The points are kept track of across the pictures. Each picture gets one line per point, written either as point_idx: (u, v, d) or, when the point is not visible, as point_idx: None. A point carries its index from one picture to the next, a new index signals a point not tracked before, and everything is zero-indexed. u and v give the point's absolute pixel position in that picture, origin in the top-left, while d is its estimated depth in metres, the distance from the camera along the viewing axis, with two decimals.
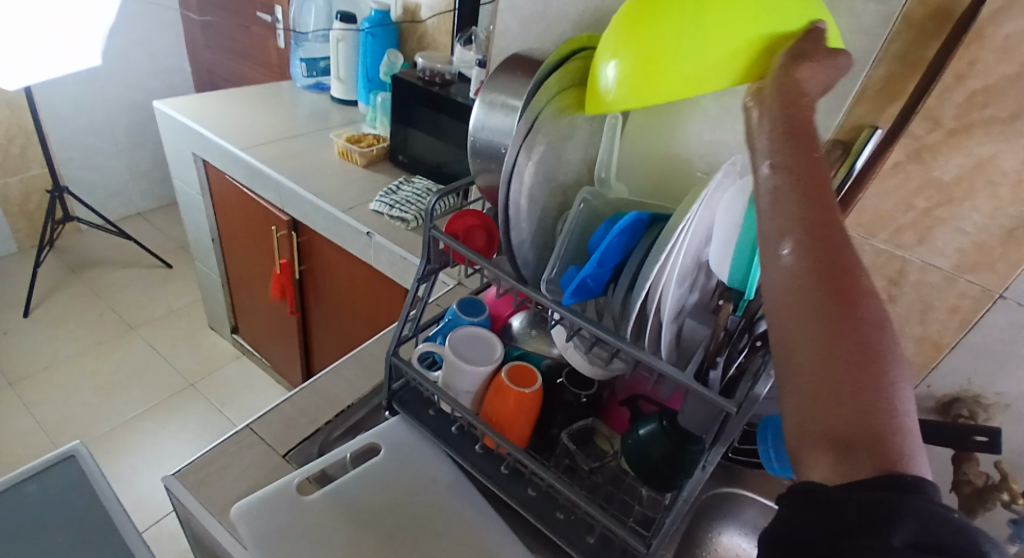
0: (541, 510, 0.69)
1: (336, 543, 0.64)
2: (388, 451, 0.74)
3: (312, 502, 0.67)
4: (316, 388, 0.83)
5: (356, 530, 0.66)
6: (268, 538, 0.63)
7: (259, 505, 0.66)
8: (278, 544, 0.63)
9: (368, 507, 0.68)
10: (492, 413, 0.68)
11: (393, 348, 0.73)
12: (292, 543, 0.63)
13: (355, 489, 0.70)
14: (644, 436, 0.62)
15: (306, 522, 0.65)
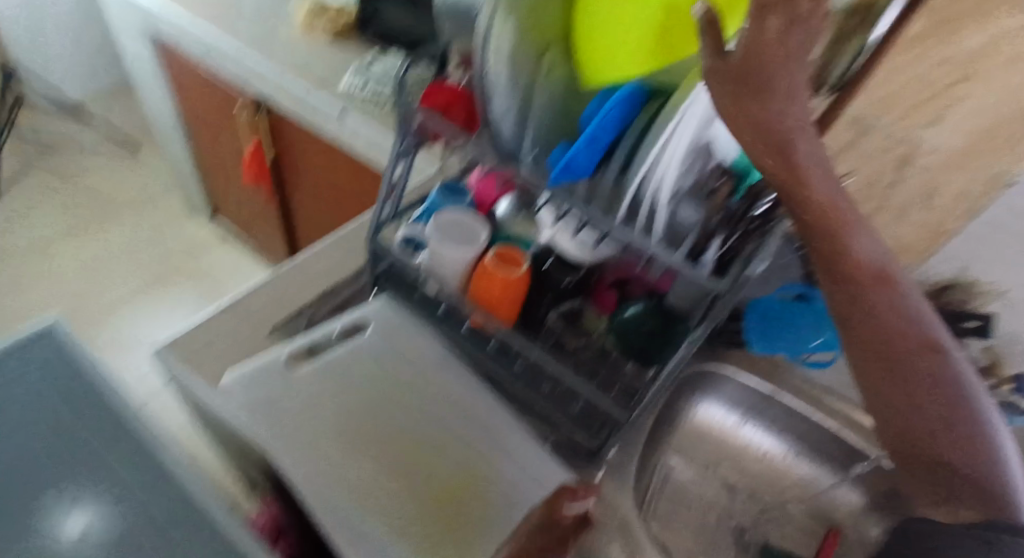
0: (527, 382, 0.73)
1: (328, 416, 0.66)
2: (375, 329, 0.74)
3: (300, 378, 0.69)
4: (298, 271, 0.82)
5: (346, 404, 0.67)
6: (261, 412, 0.65)
7: (248, 382, 0.67)
8: (272, 416, 0.65)
9: (356, 384, 0.69)
10: (477, 295, 0.68)
11: (373, 231, 0.71)
12: (285, 416, 0.65)
13: (342, 365, 0.70)
14: (631, 315, 0.65)
15: (296, 393, 0.67)
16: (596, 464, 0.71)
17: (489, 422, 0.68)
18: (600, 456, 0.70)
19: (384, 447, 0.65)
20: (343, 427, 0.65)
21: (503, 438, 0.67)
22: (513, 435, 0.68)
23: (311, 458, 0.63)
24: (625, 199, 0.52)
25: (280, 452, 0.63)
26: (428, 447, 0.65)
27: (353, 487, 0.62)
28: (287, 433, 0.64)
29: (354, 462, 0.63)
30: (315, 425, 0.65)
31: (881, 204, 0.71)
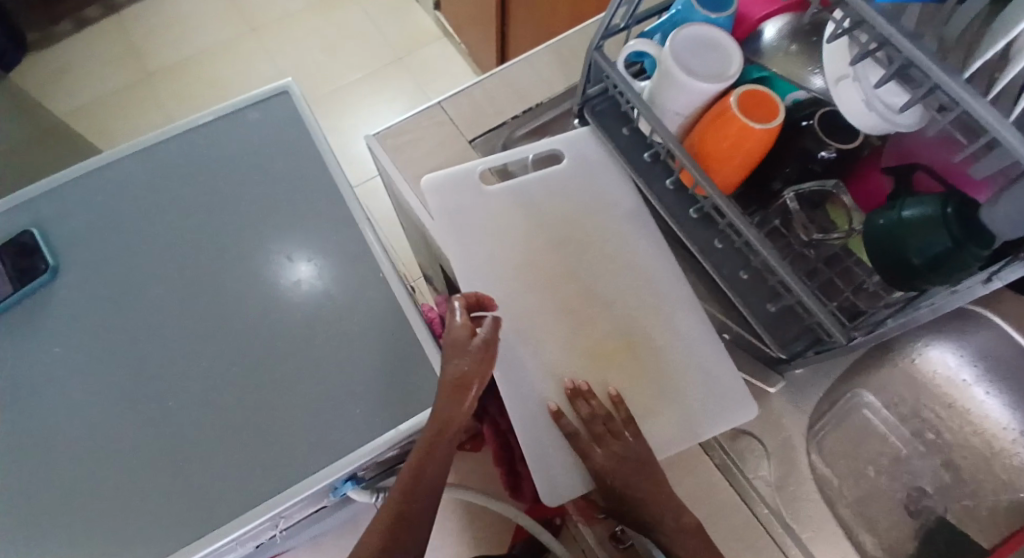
0: (724, 263, 0.61)
1: (513, 244, 0.66)
2: (569, 163, 0.69)
3: (491, 197, 0.67)
4: (509, 75, 0.74)
5: (530, 236, 0.66)
6: (452, 224, 0.66)
7: (443, 188, 0.66)
8: (457, 232, 0.65)
9: (542, 217, 0.67)
10: (698, 146, 0.56)
11: (598, 43, 0.60)
12: (473, 232, 0.66)
13: (532, 196, 0.68)
14: (906, 220, 0.45)
15: (485, 209, 0.67)
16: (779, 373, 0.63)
17: (665, 293, 0.66)
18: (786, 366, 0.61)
19: (557, 288, 0.65)
20: (522, 258, 0.65)
21: (676, 316, 0.65)
22: (688, 316, 0.65)
23: (490, 279, 0.64)
24: (998, 41, 0.36)
25: (461, 266, 0.64)
26: (599, 301, 0.65)
27: (522, 317, 0.63)
28: (474, 249, 0.65)
29: (528, 292, 0.64)
30: (498, 247, 0.66)
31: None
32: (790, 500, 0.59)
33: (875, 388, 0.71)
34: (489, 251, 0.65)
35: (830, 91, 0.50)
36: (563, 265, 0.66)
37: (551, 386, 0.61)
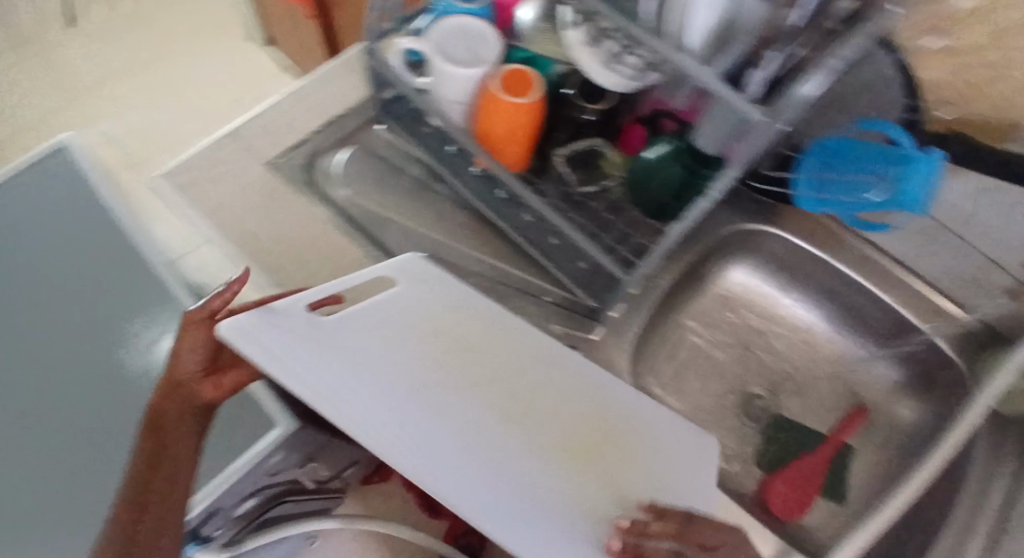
0: (534, 234, 0.68)
1: (391, 384, 0.41)
2: (401, 280, 0.55)
3: (336, 340, 0.43)
4: (300, 93, 0.72)
5: (412, 344, 0.48)
6: (285, 350, 0.37)
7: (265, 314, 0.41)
8: (314, 346, 0.40)
9: (414, 344, 0.48)
10: (482, 130, 0.60)
11: (370, 45, 0.61)
12: (335, 347, 0.42)
13: (378, 327, 0.48)
14: (650, 160, 0.57)
15: (339, 345, 0.43)
16: (597, 319, 0.70)
17: (574, 390, 0.53)
18: (599, 312, 0.68)
19: (497, 395, 0.47)
20: (420, 379, 0.44)
21: (502, 292, 0.70)
22: (514, 293, 0.70)
23: (399, 403, 0.39)
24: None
25: (339, 394, 0.36)
26: (527, 393, 0.50)
27: (466, 448, 0.40)
28: (354, 365, 0.40)
29: (454, 401, 0.44)
30: (384, 376, 0.41)
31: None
32: None
33: (697, 315, 0.80)
34: (310, 272, 0.65)
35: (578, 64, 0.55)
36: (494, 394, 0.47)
37: None
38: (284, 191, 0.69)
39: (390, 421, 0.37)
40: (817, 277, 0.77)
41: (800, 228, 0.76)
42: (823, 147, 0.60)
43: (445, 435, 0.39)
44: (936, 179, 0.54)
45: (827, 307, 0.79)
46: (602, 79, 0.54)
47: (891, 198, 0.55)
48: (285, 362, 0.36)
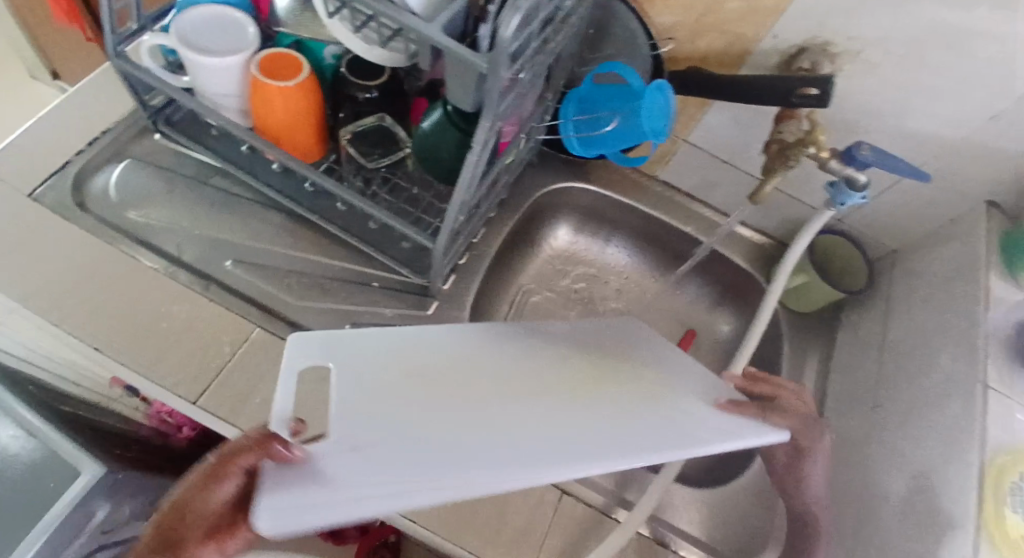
0: (350, 221, 0.68)
1: (426, 450, 0.33)
2: (288, 380, 0.35)
3: (347, 440, 0.33)
4: (59, 112, 0.67)
5: (401, 377, 0.39)
6: (340, 490, 0.28)
7: (271, 476, 0.30)
8: (357, 472, 0.30)
9: (393, 371, 0.39)
10: (259, 122, 0.59)
11: (115, 49, 0.57)
12: (350, 449, 0.32)
13: (360, 379, 0.37)
14: (430, 130, 0.57)
15: (450, 438, 0.34)
16: (431, 296, 0.68)
17: (548, 340, 0.51)
18: (430, 288, 0.66)
19: (513, 394, 0.41)
20: (444, 412, 0.37)
21: (326, 289, 0.65)
22: (339, 285, 0.66)
23: (453, 448, 0.34)
24: None
25: (403, 494, 0.29)
26: (528, 371, 0.45)
27: (550, 441, 0.37)
28: (386, 451, 0.32)
29: (494, 417, 0.38)
30: (417, 445, 0.33)
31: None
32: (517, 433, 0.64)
33: (529, 277, 0.84)
34: (92, 305, 0.58)
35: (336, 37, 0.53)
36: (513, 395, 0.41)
37: (212, 402, 0.57)
38: (43, 217, 0.61)
39: (514, 474, 0.32)
40: (629, 221, 0.83)
41: (606, 178, 0.81)
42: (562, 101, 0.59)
43: (527, 453, 0.35)
44: (666, 104, 0.53)
45: (643, 246, 0.85)
46: (369, 55, 0.52)
47: (634, 129, 0.54)
48: (370, 488, 0.29)
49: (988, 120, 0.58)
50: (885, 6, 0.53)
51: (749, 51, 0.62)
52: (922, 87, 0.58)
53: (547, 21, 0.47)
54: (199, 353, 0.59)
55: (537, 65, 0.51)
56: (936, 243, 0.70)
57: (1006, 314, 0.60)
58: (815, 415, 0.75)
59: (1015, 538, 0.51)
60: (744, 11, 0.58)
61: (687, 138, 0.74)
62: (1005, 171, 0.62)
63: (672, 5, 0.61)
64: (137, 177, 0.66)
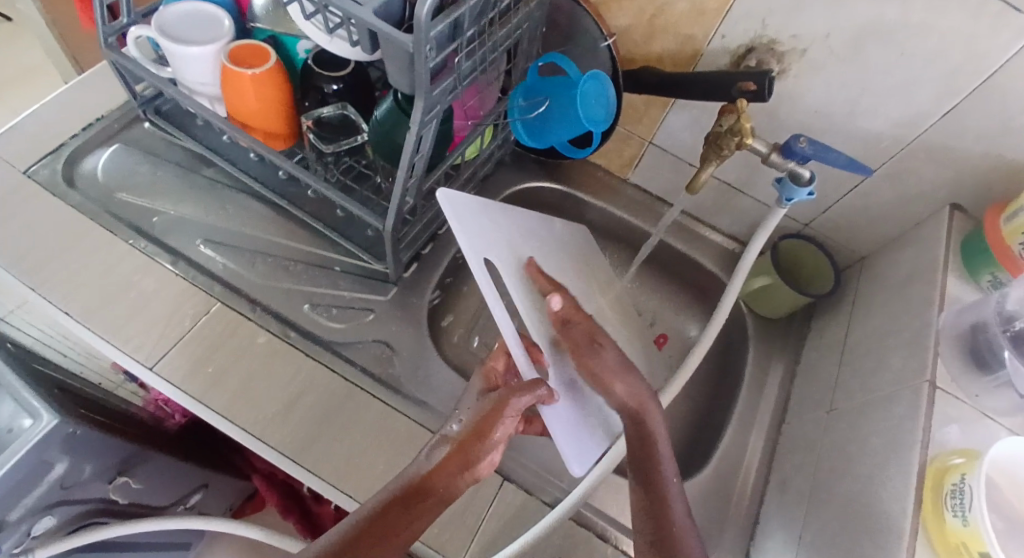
0: (320, 207, 0.71)
1: (556, 312, 0.60)
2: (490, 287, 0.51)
3: (539, 324, 0.57)
4: (61, 100, 0.73)
5: (533, 298, 0.59)
6: (582, 437, 0.56)
7: (551, 416, 0.53)
8: (580, 418, 0.57)
9: (524, 279, 0.59)
10: (229, 110, 0.62)
11: (106, 39, 0.63)
12: (544, 328, 0.58)
13: (516, 285, 0.58)
14: (384, 118, 0.60)
15: (578, 356, 0.60)
16: (392, 283, 0.70)
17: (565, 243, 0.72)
18: (388, 273, 0.68)
19: (574, 306, 0.64)
20: (545, 271, 0.63)
21: (290, 270, 0.68)
22: (303, 267, 0.69)
23: (590, 378, 0.61)
24: None
25: (600, 435, 0.59)
26: (578, 287, 0.67)
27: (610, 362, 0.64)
28: (574, 395, 0.57)
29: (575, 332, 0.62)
30: (561, 321, 0.60)
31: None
32: None
33: None
34: (71, 270, 0.63)
35: (302, 31, 0.56)
36: (568, 290, 0.65)
37: (166, 367, 0.60)
38: (32, 193, 0.66)
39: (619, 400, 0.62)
40: (601, 223, 0.85)
41: (578, 180, 0.83)
42: (512, 91, 0.65)
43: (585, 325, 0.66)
44: (602, 96, 0.61)
45: (615, 249, 0.86)
46: (332, 47, 0.55)
47: (572, 118, 0.61)
48: (590, 438, 0.57)
49: (938, 118, 0.58)
50: (823, 4, 0.55)
51: (699, 52, 0.65)
52: (870, 84, 0.59)
53: (479, 9, 0.49)
54: (161, 321, 0.62)
55: (475, 53, 0.53)
56: (900, 246, 0.69)
57: (957, 315, 0.57)
58: (776, 417, 0.73)
59: (954, 545, 0.45)
60: (692, 12, 0.62)
61: (652, 140, 0.76)
62: (961, 171, 0.61)
63: (626, 6, 0.65)
64: (123, 161, 0.71)
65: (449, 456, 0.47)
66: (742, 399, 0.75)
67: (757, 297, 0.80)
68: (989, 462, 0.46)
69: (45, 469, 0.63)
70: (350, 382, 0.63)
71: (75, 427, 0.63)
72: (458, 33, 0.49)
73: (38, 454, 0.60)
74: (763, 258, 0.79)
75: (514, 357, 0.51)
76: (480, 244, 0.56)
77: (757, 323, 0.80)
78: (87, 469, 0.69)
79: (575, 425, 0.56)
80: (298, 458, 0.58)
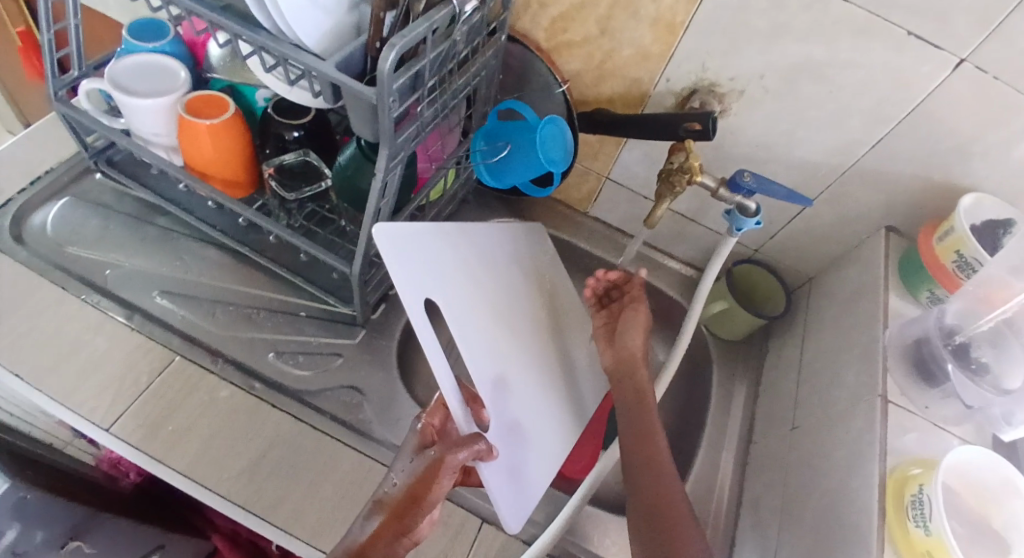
0: (282, 253, 0.71)
1: (497, 353, 0.59)
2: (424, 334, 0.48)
3: (476, 367, 0.56)
4: (5, 155, 0.70)
5: (473, 340, 0.57)
6: (516, 489, 0.54)
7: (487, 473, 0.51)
8: (514, 467, 0.55)
9: (466, 318, 0.58)
10: (187, 160, 0.61)
11: (55, 92, 0.61)
12: (482, 369, 0.56)
13: (458, 325, 0.56)
14: (347, 163, 0.61)
15: (518, 396, 0.59)
16: (358, 325, 0.70)
17: (520, 272, 0.70)
18: (355, 316, 0.68)
19: (518, 341, 0.63)
20: (490, 310, 0.61)
21: (253, 319, 0.67)
22: (267, 315, 0.67)
23: (530, 423, 0.59)
24: (286, 9, 0.45)
25: (536, 480, 0.57)
26: (526, 321, 0.66)
27: (550, 397, 0.63)
28: (511, 441, 0.55)
29: (517, 369, 0.61)
30: (501, 362, 0.59)
31: (621, 3, 0.61)
32: None
33: None
34: (18, 332, 0.60)
35: (263, 83, 0.56)
36: (512, 324, 0.64)
37: (125, 429, 0.57)
38: None
39: (557, 440, 0.62)
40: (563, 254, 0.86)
41: (538, 215, 0.85)
42: (474, 135, 0.67)
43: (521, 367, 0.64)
44: (560, 138, 0.63)
45: (578, 280, 0.88)
46: (291, 95, 0.55)
47: (532, 160, 0.64)
48: (525, 488, 0.55)
49: (869, 147, 0.62)
50: (756, 47, 0.59)
51: (646, 94, 0.68)
52: (806, 120, 0.63)
53: (439, 60, 0.51)
54: (119, 380, 0.60)
55: (436, 101, 0.55)
56: (844, 266, 0.73)
57: (902, 329, 0.60)
58: (743, 437, 0.75)
59: (920, 554, 0.46)
60: (638, 56, 0.65)
61: (608, 175, 0.79)
62: (893, 193, 0.66)
63: (576, 52, 0.68)
64: (73, 214, 0.69)
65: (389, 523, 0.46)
66: (709, 420, 0.77)
67: (717, 321, 0.82)
68: (946, 471, 0.49)
69: None
70: (320, 431, 0.62)
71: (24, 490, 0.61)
72: (419, 83, 0.50)
73: None
74: (718, 283, 0.82)
75: (452, 412, 0.48)
76: (420, 285, 0.53)
77: (719, 346, 0.83)
78: (38, 536, 0.67)
79: (509, 474, 0.54)
80: (268, 514, 0.56)
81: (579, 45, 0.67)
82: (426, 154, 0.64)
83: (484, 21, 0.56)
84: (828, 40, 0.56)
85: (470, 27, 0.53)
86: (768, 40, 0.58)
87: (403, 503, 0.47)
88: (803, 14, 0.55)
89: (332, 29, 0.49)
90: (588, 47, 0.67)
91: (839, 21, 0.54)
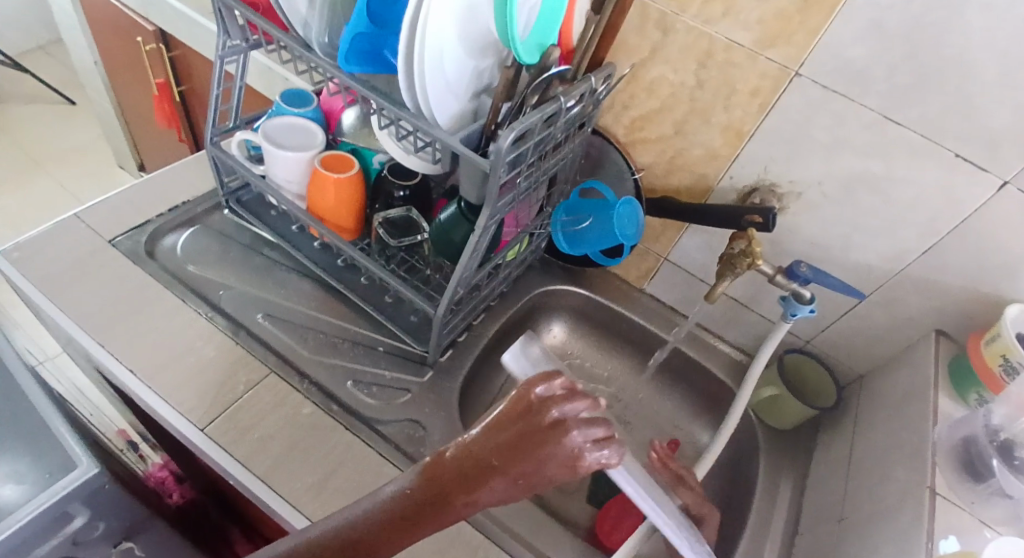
0: (371, 294, 0.79)
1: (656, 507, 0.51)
2: None
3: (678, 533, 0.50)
4: (153, 185, 0.83)
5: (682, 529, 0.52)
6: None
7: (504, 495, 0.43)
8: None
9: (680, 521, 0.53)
10: (310, 203, 0.71)
11: (213, 138, 0.73)
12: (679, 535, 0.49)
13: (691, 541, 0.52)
14: (446, 221, 0.69)
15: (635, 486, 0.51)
16: (428, 366, 0.76)
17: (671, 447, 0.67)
18: (427, 356, 0.74)
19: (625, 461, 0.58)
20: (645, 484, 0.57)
21: (338, 347, 0.74)
22: (350, 346, 0.74)
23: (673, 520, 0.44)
24: (430, 94, 0.53)
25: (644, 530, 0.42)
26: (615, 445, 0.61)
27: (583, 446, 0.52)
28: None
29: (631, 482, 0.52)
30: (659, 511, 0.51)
31: (696, 111, 0.71)
32: (498, 515, 0.65)
33: None
34: (139, 331, 0.69)
35: (383, 147, 0.66)
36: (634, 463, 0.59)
37: (217, 429, 0.64)
38: (117, 260, 0.74)
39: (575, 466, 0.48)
40: (618, 327, 0.91)
41: (600, 288, 0.91)
42: (555, 207, 0.77)
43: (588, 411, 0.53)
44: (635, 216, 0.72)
45: (631, 353, 0.92)
46: (407, 161, 0.65)
47: (609, 231, 0.72)
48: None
49: (918, 254, 0.68)
50: (816, 157, 0.67)
51: (711, 188, 0.76)
52: (859, 226, 0.69)
53: (540, 143, 0.60)
54: (216, 385, 0.67)
55: (531, 176, 0.64)
56: (896, 367, 0.76)
57: (951, 428, 0.63)
58: (787, 527, 0.76)
59: None
60: (706, 156, 0.74)
61: (668, 258, 0.86)
62: (944, 301, 0.70)
63: (649, 147, 0.77)
64: (198, 240, 0.79)
65: (427, 496, 0.42)
66: (754, 506, 0.78)
67: (768, 409, 0.85)
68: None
69: (66, 520, 0.66)
70: (386, 458, 0.66)
71: (104, 479, 0.67)
72: (522, 159, 0.59)
73: (65, 504, 0.64)
74: (770, 370, 0.85)
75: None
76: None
77: (766, 434, 0.85)
78: (99, 526, 0.72)
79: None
80: None
81: (654, 142, 0.76)
82: (513, 221, 0.72)
83: (581, 117, 0.65)
84: (882, 155, 0.63)
85: (569, 120, 0.62)
86: (827, 152, 0.66)
87: (453, 477, 0.42)
88: (859, 131, 0.63)
89: (456, 112, 0.58)
90: (661, 144, 0.76)
91: (894, 140, 0.62)
